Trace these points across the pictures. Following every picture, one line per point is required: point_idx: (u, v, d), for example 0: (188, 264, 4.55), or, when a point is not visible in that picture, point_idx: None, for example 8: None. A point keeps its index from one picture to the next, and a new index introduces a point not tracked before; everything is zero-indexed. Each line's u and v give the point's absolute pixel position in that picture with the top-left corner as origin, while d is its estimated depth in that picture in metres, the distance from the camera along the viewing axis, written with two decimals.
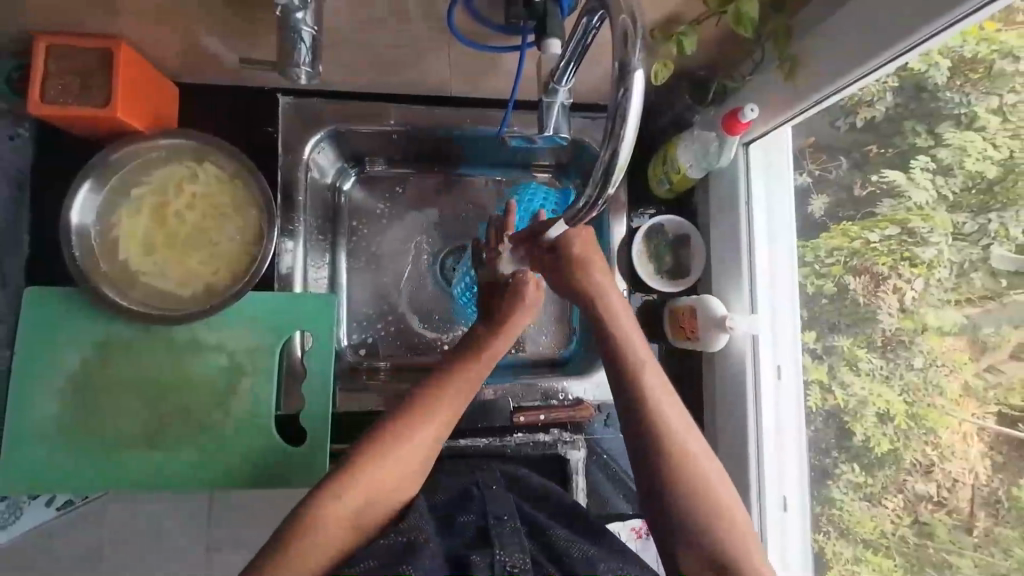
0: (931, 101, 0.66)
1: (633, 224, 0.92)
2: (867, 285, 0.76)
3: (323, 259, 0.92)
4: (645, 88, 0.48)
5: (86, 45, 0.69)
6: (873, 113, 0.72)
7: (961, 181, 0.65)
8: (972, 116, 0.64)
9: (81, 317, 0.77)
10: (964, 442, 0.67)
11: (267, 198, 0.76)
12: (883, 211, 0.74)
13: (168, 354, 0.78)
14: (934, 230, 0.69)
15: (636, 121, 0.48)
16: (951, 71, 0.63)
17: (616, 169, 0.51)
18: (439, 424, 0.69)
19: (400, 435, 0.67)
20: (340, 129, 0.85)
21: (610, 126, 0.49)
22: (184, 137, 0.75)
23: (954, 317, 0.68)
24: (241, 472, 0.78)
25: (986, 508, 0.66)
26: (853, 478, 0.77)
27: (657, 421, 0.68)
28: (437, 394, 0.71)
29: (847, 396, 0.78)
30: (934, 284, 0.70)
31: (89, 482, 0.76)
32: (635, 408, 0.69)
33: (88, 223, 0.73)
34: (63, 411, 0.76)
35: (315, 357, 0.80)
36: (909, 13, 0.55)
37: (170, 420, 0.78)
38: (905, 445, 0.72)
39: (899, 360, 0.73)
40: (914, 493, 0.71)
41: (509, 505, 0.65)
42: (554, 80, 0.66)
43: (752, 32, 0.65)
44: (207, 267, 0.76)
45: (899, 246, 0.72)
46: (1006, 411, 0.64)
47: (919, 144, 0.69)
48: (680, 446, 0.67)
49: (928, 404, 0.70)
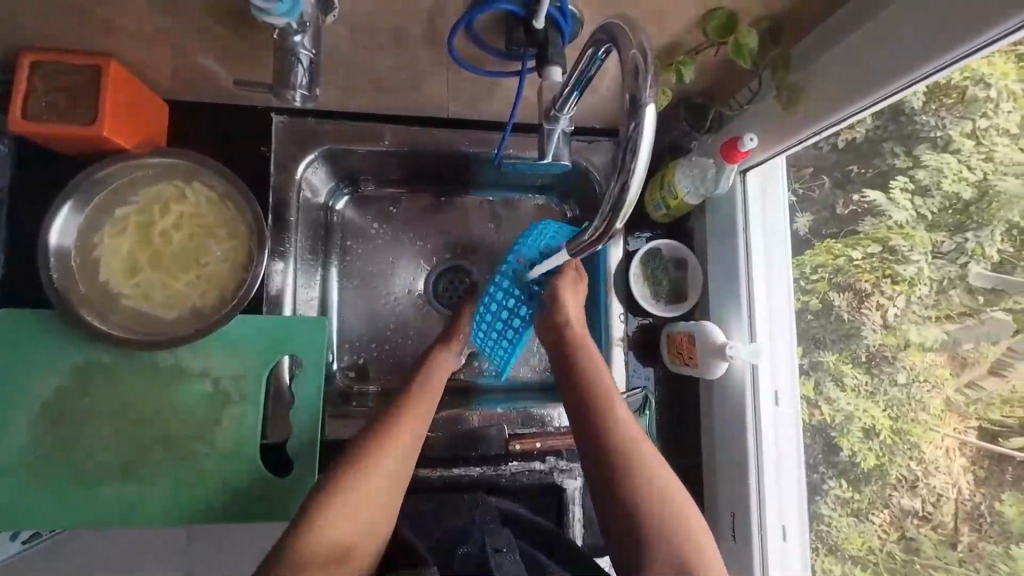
0: (908, 124, 0.67)
1: (631, 248, 0.91)
2: (850, 302, 0.76)
3: (314, 279, 0.89)
4: (657, 121, 0.47)
5: (71, 62, 0.67)
6: (854, 134, 0.73)
7: (939, 203, 0.67)
8: (947, 139, 0.65)
9: (58, 343, 0.73)
10: (946, 457, 0.68)
11: (259, 223, 0.74)
12: (865, 230, 0.75)
13: (148, 381, 0.75)
14: (914, 248, 0.70)
15: (646, 157, 0.48)
16: (927, 96, 0.63)
17: (625, 204, 0.51)
18: (410, 445, 0.68)
19: (375, 453, 0.65)
20: (334, 150, 0.83)
21: (621, 158, 0.49)
22: (173, 155, 0.72)
23: (936, 334, 0.69)
24: (223, 503, 0.75)
25: (970, 522, 0.67)
26: (841, 494, 0.78)
27: (649, 507, 0.63)
28: (405, 413, 0.70)
29: (834, 412, 0.78)
30: (914, 300, 0.71)
31: (62, 519, 0.72)
32: (625, 495, 0.64)
33: (68, 244, 0.70)
34: (34, 443, 0.72)
35: (303, 382, 0.78)
36: (894, 52, 0.57)
37: (150, 452, 0.74)
38: (891, 459, 0.72)
39: (883, 375, 0.73)
40: (900, 509, 0.72)
41: (507, 538, 0.67)
42: (556, 107, 0.65)
43: (751, 62, 0.66)
44: (193, 290, 0.74)
45: (880, 263, 0.73)
46: (987, 425, 0.65)
47: (899, 165, 0.70)
48: (666, 523, 0.62)
49: (912, 419, 0.71)
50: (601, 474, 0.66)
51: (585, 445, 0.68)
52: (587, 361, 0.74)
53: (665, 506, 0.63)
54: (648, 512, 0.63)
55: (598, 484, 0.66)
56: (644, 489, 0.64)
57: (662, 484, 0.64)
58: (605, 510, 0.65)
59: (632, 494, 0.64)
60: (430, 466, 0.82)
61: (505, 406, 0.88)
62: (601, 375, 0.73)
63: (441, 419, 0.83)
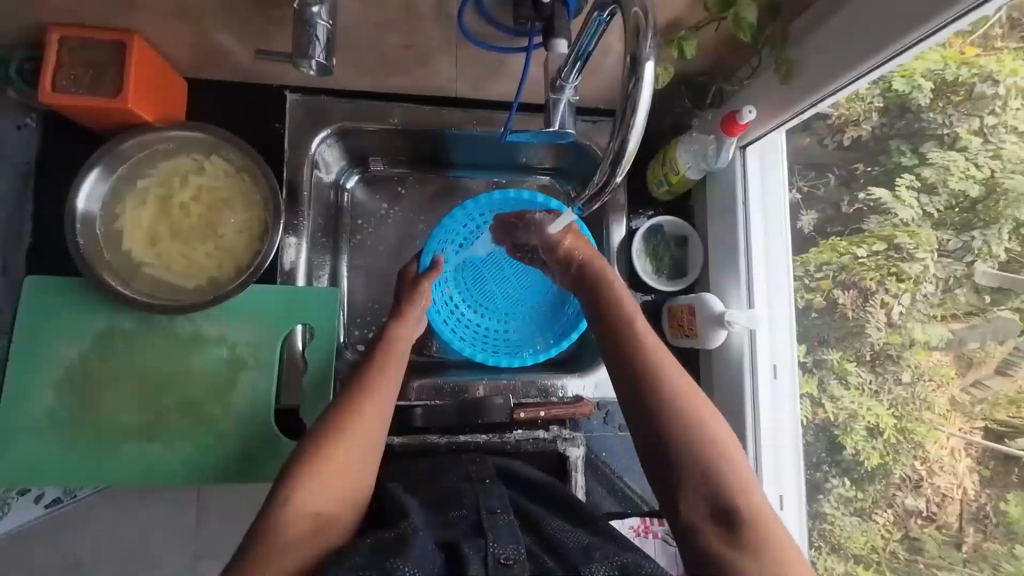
0: (915, 122, 0.72)
1: (631, 225, 0.93)
2: (855, 299, 0.79)
3: (324, 260, 0.91)
4: (654, 79, 0.50)
5: (97, 37, 0.70)
6: (860, 132, 0.78)
7: (945, 200, 0.71)
8: (954, 136, 0.70)
9: (84, 310, 0.77)
10: (952, 457, 0.72)
11: (274, 195, 0.76)
12: (870, 227, 0.78)
13: (169, 347, 0.78)
14: (919, 246, 0.74)
15: (644, 112, 0.52)
16: (935, 93, 0.69)
17: (626, 153, 0.55)
18: (377, 411, 0.68)
19: (342, 423, 0.65)
20: (346, 128, 0.86)
21: (620, 114, 0.53)
22: (192, 129, 0.75)
23: (940, 332, 0.73)
24: (237, 466, 0.78)
25: (975, 523, 0.71)
26: (844, 492, 0.80)
27: (690, 440, 0.60)
28: (371, 385, 0.69)
29: (836, 410, 0.80)
30: (919, 300, 0.74)
31: (84, 477, 0.75)
32: (663, 430, 0.61)
33: (93, 211, 0.73)
34: (59, 404, 0.76)
35: (317, 349, 0.81)
36: (886, 26, 0.60)
37: (169, 414, 0.77)
38: (895, 458, 0.75)
39: (887, 374, 0.76)
40: (903, 508, 0.75)
41: (501, 497, 0.65)
42: (561, 78, 0.68)
43: (750, 36, 0.69)
44: (211, 260, 0.77)
45: (885, 262, 0.77)
46: (993, 426, 0.69)
47: (905, 163, 0.74)
48: (717, 464, 0.59)
49: (916, 418, 0.74)
50: (637, 407, 0.64)
51: (620, 378, 0.67)
52: (617, 300, 0.73)
53: (706, 441, 0.60)
54: (693, 448, 0.60)
55: (635, 417, 0.64)
56: (683, 422, 0.61)
57: (707, 420, 0.61)
58: (641, 444, 0.63)
59: (669, 427, 0.61)
60: (438, 433, 0.86)
61: (507, 374, 0.92)
62: (631, 312, 0.71)
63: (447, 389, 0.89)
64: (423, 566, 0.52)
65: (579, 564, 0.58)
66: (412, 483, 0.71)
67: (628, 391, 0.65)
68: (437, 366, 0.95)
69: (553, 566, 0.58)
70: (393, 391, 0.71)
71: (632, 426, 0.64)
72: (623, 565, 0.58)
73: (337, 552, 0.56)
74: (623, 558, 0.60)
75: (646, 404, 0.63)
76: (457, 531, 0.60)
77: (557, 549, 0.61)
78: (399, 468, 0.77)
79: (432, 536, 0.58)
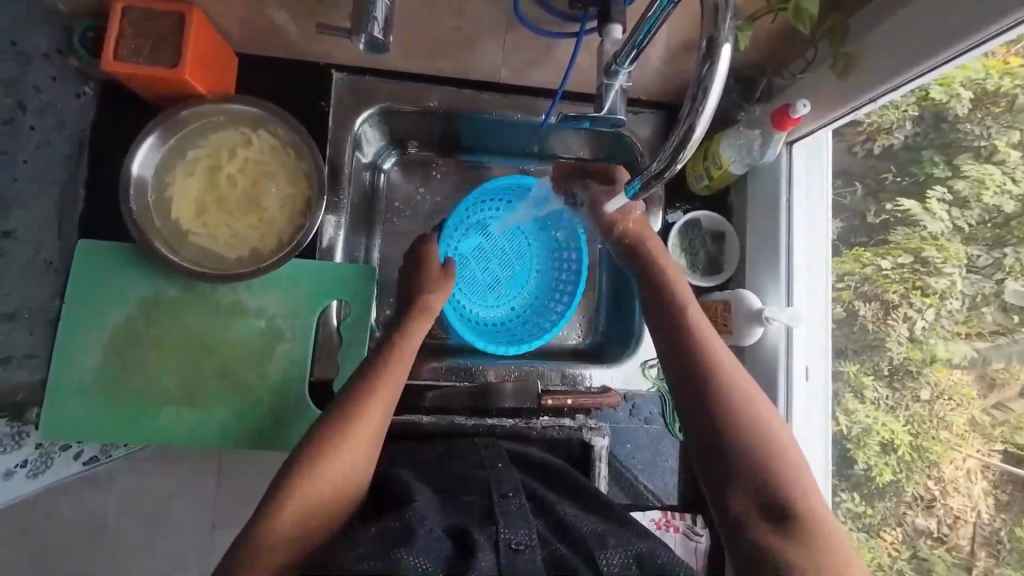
0: (952, 132, 0.71)
1: (666, 220, 0.92)
2: (877, 313, 0.79)
3: (360, 243, 0.92)
4: (730, 62, 0.50)
5: (159, 9, 0.72)
6: (892, 140, 0.77)
7: (979, 215, 0.71)
8: (992, 149, 0.69)
9: (133, 275, 0.79)
10: (968, 477, 0.72)
11: (319, 169, 0.77)
12: (897, 239, 0.77)
13: (209, 314, 0.80)
14: (948, 260, 0.73)
15: (716, 97, 0.51)
16: (974, 103, 0.67)
17: (692, 141, 0.54)
18: (393, 384, 0.70)
19: (360, 409, 0.66)
20: (386, 109, 0.86)
21: (692, 99, 0.52)
22: (243, 103, 0.77)
23: (964, 350, 0.72)
24: (268, 433, 0.80)
25: (987, 547, 0.72)
26: (853, 508, 0.79)
27: (735, 423, 0.60)
28: (386, 369, 0.71)
29: (851, 423, 0.80)
30: (944, 315, 0.74)
31: (124, 437, 0.78)
32: (713, 404, 0.61)
33: (146, 176, 0.76)
34: (103, 366, 0.78)
35: (352, 324, 0.83)
36: (949, 28, 0.59)
37: (208, 378, 0.79)
38: (908, 477, 0.75)
39: (906, 390, 0.76)
40: (913, 528, 0.75)
41: (513, 482, 0.65)
42: (617, 61, 0.67)
43: (809, 28, 0.67)
44: (255, 232, 0.79)
45: (910, 275, 0.76)
46: (1011, 449, 0.70)
47: (938, 174, 0.73)
48: (763, 445, 0.59)
49: (933, 437, 0.74)
50: (683, 382, 0.64)
51: (665, 356, 0.67)
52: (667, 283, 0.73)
53: (751, 419, 0.60)
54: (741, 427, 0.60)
55: (679, 394, 0.64)
56: (733, 400, 0.61)
57: (754, 401, 0.61)
58: (687, 418, 0.63)
59: (715, 405, 0.61)
60: (464, 416, 0.86)
61: (536, 362, 0.93)
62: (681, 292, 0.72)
63: (460, 370, 0.90)
64: (429, 558, 0.51)
65: (594, 549, 0.58)
66: (429, 470, 0.70)
67: (677, 369, 0.65)
68: (458, 351, 0.96)
69: (567, 553, 0.58)
70: (405, 372, 0.72)
71: (677, 402, 0.64)
72: (638, 555, 0.58)
73: (361, 529, 0.56)
74: (637, 546, 0.60)
75: (695, 383, 0.63)
76: (471, 519, 0.59)
77: (570, 536, 0.61)
78: (419, 451, 0.78)
79: (441, 522, 0.57)
